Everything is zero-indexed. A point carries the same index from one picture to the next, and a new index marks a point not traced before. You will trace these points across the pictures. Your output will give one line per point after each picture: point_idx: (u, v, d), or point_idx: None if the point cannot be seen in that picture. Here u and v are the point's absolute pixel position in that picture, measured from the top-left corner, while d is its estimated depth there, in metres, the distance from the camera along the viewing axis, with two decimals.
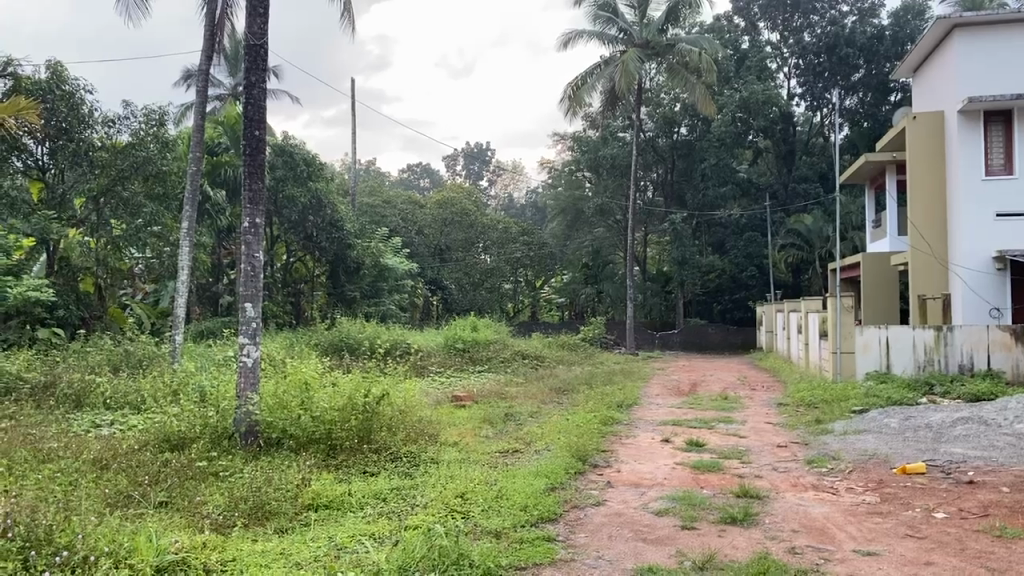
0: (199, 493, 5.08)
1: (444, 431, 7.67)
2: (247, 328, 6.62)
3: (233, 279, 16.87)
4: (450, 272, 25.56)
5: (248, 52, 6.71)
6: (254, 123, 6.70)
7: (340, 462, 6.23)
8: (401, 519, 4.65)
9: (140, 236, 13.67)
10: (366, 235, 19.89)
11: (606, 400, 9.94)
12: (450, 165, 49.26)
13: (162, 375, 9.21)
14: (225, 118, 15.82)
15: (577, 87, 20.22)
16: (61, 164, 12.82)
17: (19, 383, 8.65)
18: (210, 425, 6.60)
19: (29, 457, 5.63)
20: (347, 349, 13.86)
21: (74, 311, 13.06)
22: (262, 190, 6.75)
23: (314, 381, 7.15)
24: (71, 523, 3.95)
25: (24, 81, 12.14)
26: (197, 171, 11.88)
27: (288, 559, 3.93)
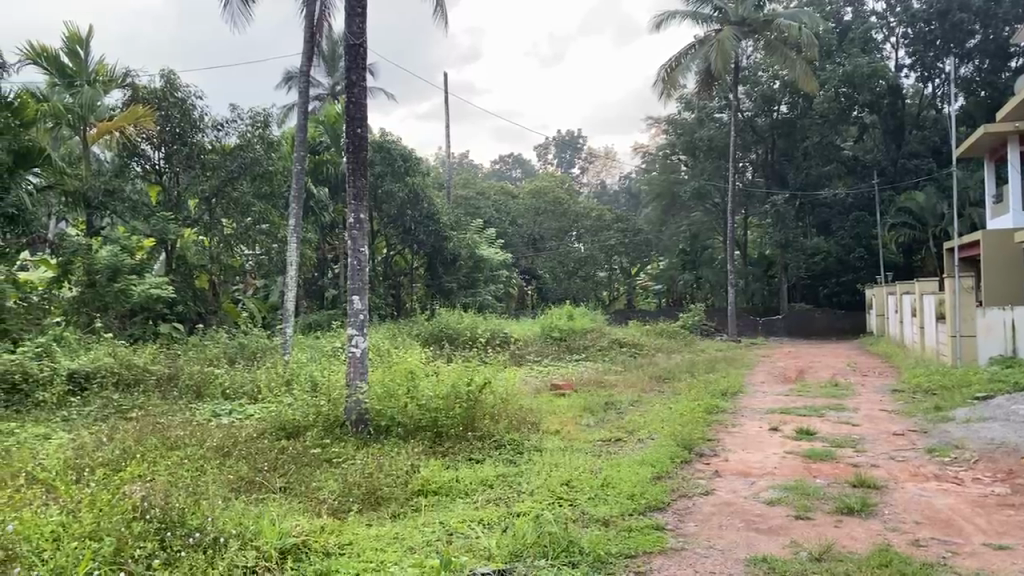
0: (315, 479, 5.30)
1: (545, 419, 7.71)
2: (355, 319, 6.87)
3: (338, 273, 17.41)
4: (544, 262, 25.60)
5: (348, 52, 6.89)
6: (356, 121, 6.88)
7: (447, 449, 6.38)
8: (509, 506, 4.71)
9: (250, 234, 14.33)
10: (461, 227, 20.23)
11: (708, 389, 9.76)
12: (542, 155, 49.22)
13: (276, 366, 9.66)
14: (326, 117, 16.33)
15: (671, 69, 19.93)
16: (175, 167, 13.65)
17: (146, 374, 9.13)
18: (323, 413, 6.87)
19: (159, 444, 5.99)
20: (448, 339, 14.10)
21: (192, 307, 13.80)
22: (365, 185, 6.94)
23: (418, 370, 7.33)
24: (201, 507, 4.17)
25: (141, 91, 13.04)
26: (301, 169, 12.27)
27: (403, 543, 4.04)
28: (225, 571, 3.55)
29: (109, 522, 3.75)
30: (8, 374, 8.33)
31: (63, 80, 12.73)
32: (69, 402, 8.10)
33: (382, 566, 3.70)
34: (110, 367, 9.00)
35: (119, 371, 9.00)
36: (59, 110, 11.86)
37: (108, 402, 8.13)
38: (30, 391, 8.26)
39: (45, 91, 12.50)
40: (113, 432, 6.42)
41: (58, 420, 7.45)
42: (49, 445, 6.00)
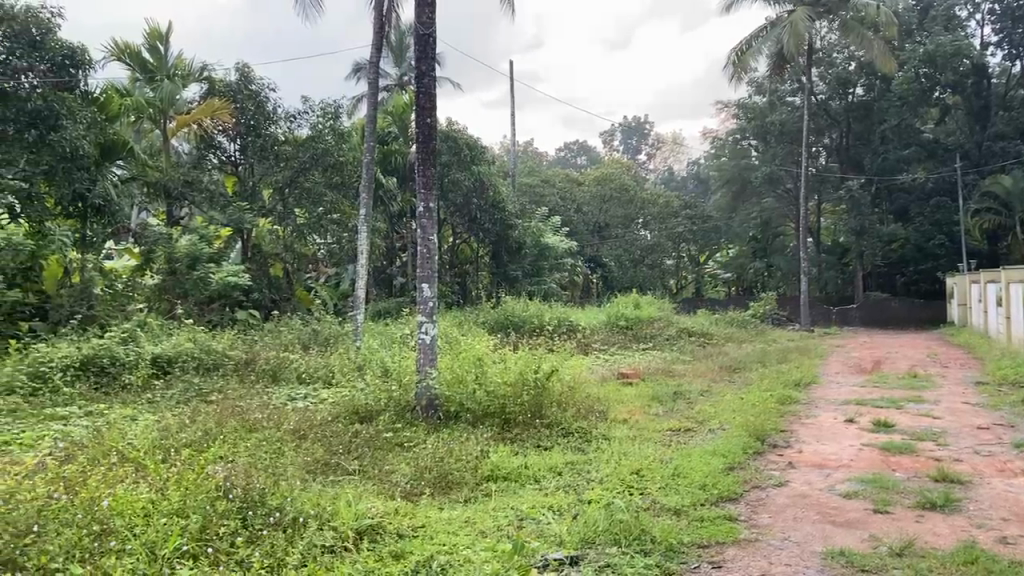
0: (387, 463, 5.41)
1: (613, 408, 7.68)
2: (425, 307, 6.96)
3: (406, 262, 17.62)
4: (609, 249, 25.40)
5: (418, 42, 6.95)
6: (425, 111, 6.95)
7: (515, 435, 6.43)
8: (578, 494, 4.72)
9: (322, 223, 14.59)
10: (526, 215, 20.28)
11: (780, 379, 9.56)
12: (608, 142, 48.78)
13: (348, 352, 9.88)
14: (394, 108, 16.57)
15: (742, 52, 19.55)
16: (251, 159, 14.03)
17: (225, 359, 9.46)
18: (394, 398, 7.01)
19: (238, 426, 6.20)
20: (513, 326, 14.17)
21: (267, 294, 14.17)
22: (435, 174, 7.01)
23: (485, 357, 7.41)
24: (280, 488, 4.31)
25: (218, 84, 13.44)
26: (371, 158, 12.42)
27: (474, 527, 4.10)
28: (304, 549, 3.67)
29: (196, 500, 3.90)
30: (97, 358, 8.72)
31: (144, 76, 13.18)
32: (152, 385, 8.45)
33: (455, 549, 3.77)
34: (190, 352, 9.35)
35: (199, 356, 9.34)
36: (142, 104, 12.56)
37: (190, 385, 8.44)
38: (117, 373, 8.62)
39: (127, 85, 13.01)
40: (196, 414, 6.67)
41: (144, 401, 7.78)
42: (138, 426, 6.29)
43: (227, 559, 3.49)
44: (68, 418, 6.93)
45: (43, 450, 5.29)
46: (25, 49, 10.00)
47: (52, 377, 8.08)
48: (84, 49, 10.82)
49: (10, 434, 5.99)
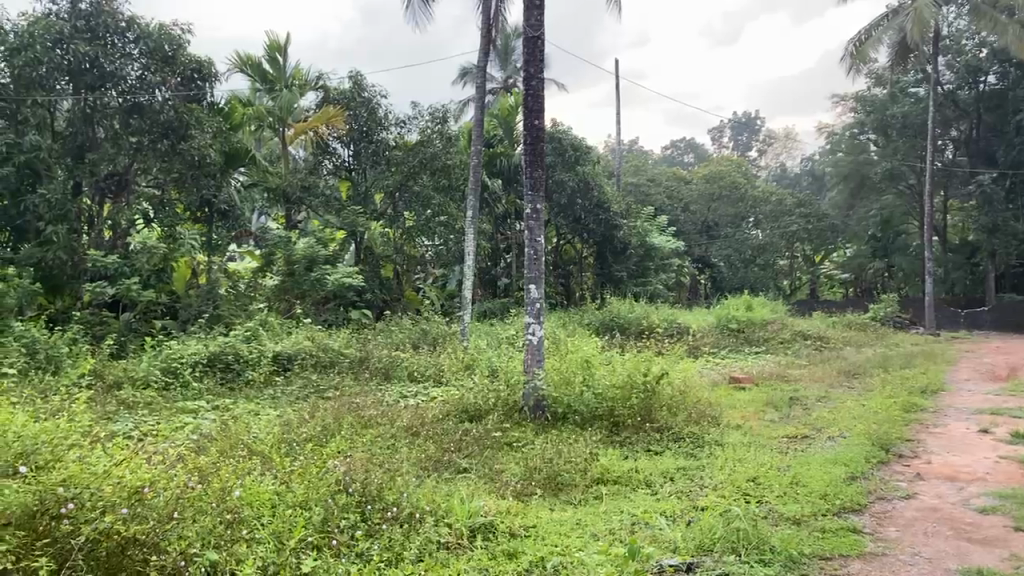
0: (496, 462, 5.48)
1: (725, 413, 7.50)
2: (532, 308, 7.01)
3: (511, 263, 17.71)
4: (718, 250, 24.93)
5: (527, 44, 6.98)
6: (534, 113, 6.99)
7: (624, 438, 6.38)
8: (692, 499, 4.64)
9: (430, 226, 14.78)
10: (632, 214, 20.04)
11: (904, 385, 9.07)
12: (716, 138, 47.69)
13: (456, 352, 10.06)
14: (499, 111, 16.70)
15: (860, 43, 18.72)
16: (363, 164, 14.61)
17: (341, 357, 9.81)
18: (502, 398, 7.08)
19: (355, 422, 6.42)
20: (619, 328, 14.08)
21: (378, 295, 14.57)
22: (543, 176, 7.05)
23: (593, 359, 7.37)
24: (396, 483, 4.43)
25: (333, 92, 14.03)
26: (479, 162, 12.55)
27: (586, 530, 4.10)
28: (421, 545, 3.77)
29: (319, 493, 4.06)
30: (222, 355, 9.21)
31: (264, 85, 13.80)
32: (273, 381, 8.88)
33: (567, 550, 3.77)
34: (309, 350, 9.75)
35: (317, 353, 9.73)
36: (262, 113, 13.16)
37: (308, 381, 8.82)
38: (240, 369, 9.09)
39: (249, 95, 13.70)
40: (315, 409, 6.96)
41: (266, 397, 8.17)
42: (261, 420, 6.61)
43: (348, 551, 3.62)
44: (198, 411, 7.35)
45: (177, 442, 5.61)
46: (158, 65, 10.65)
47: (183, 372, 8.58)
48: (211, 62, 11.44)
49: (147, 425, 6.41)
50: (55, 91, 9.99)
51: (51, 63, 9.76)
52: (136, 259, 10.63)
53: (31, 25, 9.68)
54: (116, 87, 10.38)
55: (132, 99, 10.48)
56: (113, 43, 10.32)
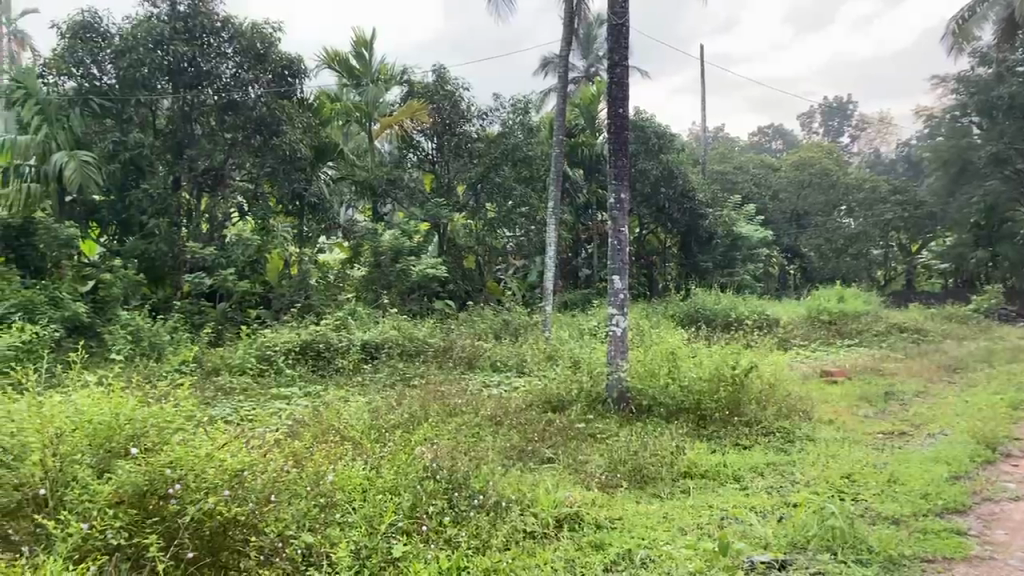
0: (581, 453, 5.47)
1: (817, 407, 7.28)
2: (615, 299, 6.96)
3: (593, 253, 17.59)
4: (808, 239, 24.25)
5: (611, 32, 6.90)
6: (618, 101, 6.91)
7: (712, 432, 6.24)
8: (783, 495, 4.53)
9: (512, 217, 14.76)
10: (719, 203, 19.62)
11: (1012, 381, 8.58)
12: (806, 124, 46.20)
13: (539, 342, 10.09)
14: (581, 100, 16.56)
15: (963, 21, 17.77)
16: (446, 157, 14.77)
17: (426, 346, 9.97)
18: (586, 389, 7.05)
19: (441, 410, 6.52)
20: (704, 320, 13.85)
21: (461, 285, 14.69)
22: (627, 165, 6.97)
23: (680, 351, 7.24)
24: (481, 472, 4.48)
25: (417, 86, 14.23)
26: (560, 152, 12.49)
27: (673, 523, 4.05)
28: (508, 533, 3.81)
29: (408, 479, 4.14)
30: (314, 343, 9.48)
31: (352, 82, 14.01)
32: (362, 369, 9.12)
33: (655, 544, 3.74)
34: (395, 339, 9.94)
35: (403, 343, 9.91)
36: (350, 108, 13.54)
37: (395, 369, 9.02)
38: (331, 357, 9.34)
39: (337, 91, 13.95)
40: (402, 397, 7.10)
41: (354, 383, 8.42)
42: (351, 406, 6.79)
43: (436, 537, 3.68)
44: (291, 397, 7.61)
45: (273, 427, 5.82)
46: (251, 63, 11.07)
47: (277, 360, 8.89)
48: (300, 59, 11.75)
49: (244, 410, 6.68)
50: (156, 91, 10.47)
51: (152, 64, 10.19)
52: (231, 251, 11.04)
53: (135, 28, 10.16)
54: (212, 86, 10.86)
55: (227, 96, 10.91)
56: (210, 43, 10.76)
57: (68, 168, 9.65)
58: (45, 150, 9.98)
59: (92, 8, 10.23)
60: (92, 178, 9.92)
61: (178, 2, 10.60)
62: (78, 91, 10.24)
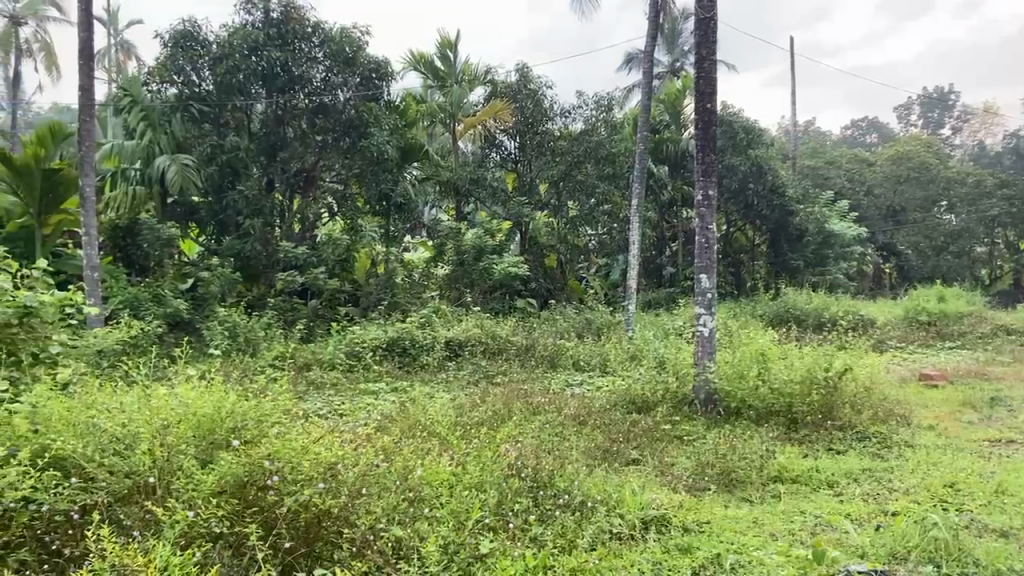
0: (667, 455, 5.41)
1: (916, 413, 6.96)
2: (703, 298, 6.87)
3: (677, 251, 17.33)
4: (906, 236, 23.10)
5: (699, 26, 6.77)
6: (705, 96, 6.77)
7: (804, 436, 6.08)
8: (881, 503, 4.36)
9: (594, 215, 14.74)
10: (810, 199, 18.97)
11: None
12: (904, 116, 44.18)
13: (623, 342, 9.98)
14: (666, 96, 16.31)
15: None
16: (529, 155, 14.80)
17: (508, 344, 10.02)
18: (671, 390, 6.99)
19: (524, 408, 6.53)
20: (795, 320, 13.45)
21: (543, 284, 14.70)
22: (715, 162, 6.82)
23: (771, 351, 6.89)
24: (567, 472, 4.47)
25: (501, 85, 14.32)
26: (644, 149, 12.34)
27: (764, 529, 3.95)
28: (594, 533, 3.80)
29: (494, 477, 4.17)
30: (400, 340, 9.66)
31: (437, 82, 14.25)
32: (445, 366, 9.25)
33: (745, 549, 3.65)
34: (478, 337, 10.03)
35: (485, 341, 9.99)
36: (435, 109, 13.82)
37: (478, 367, 9.11)
38: (416, 354, 9.51)
39: (422, 92, 14.20)
40: (485, 394, 7.17)
41: (438, 380, 8.56)
42: (435, 403, 6.88)
43: (523, 535, 3.70)
44: (378, 393, 7.78)
45: (362, 421, 5.99)
46: (340, 66, 11.28)
47: (365, 356, 9.11)
48: (387, 62, 11.93)
49: (335, 405, 6.87)
50: (251, 96, 10.89)
51: (248, 70, 10.63)
52: (322, 250, 11.40)
53: (232, 36, 10.57)
54: (304, 90, 11.15)
55: (318, 100, 11.23)
56: (301, 48, 11.04)
57: (170, 171, 10.14)
58: (149, 154, 10.56)
59: (191, 17, 10.63)
60: (192, 180, 10.37)
61: (271, 9, 10.89)
62: (180, 97, 10.71)
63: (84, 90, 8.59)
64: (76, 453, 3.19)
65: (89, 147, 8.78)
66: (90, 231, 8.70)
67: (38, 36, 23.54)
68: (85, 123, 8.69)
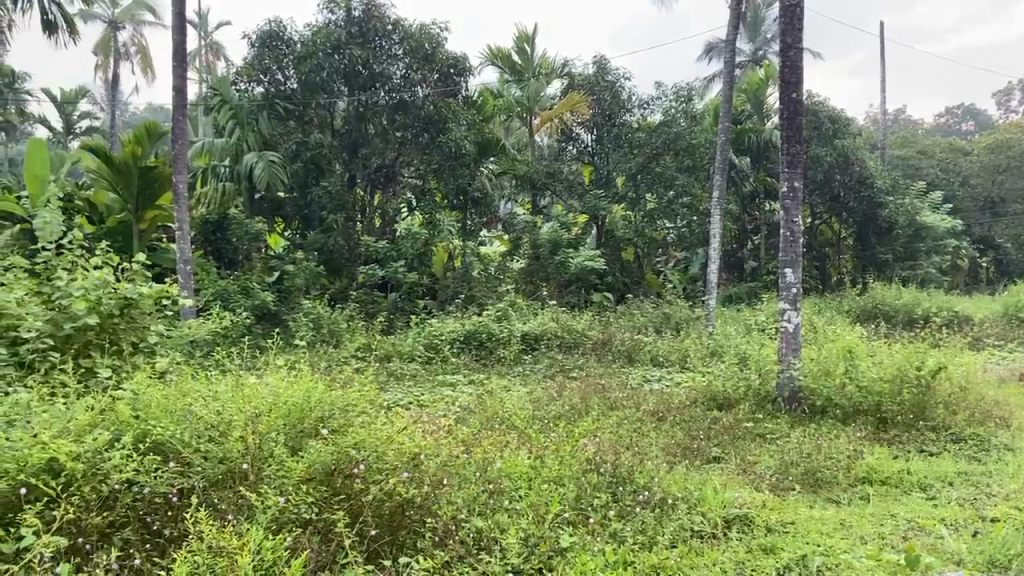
0: (750, 453, 5.30)
1: (1016, 414, 6.62)
2: (787, 293, 6.71)
3: (759, 245, 16.93)
4: (1005, 229, 21.97)
5: (784, 13, 6.59)
6: (791, 85, 6.58)
7: (894, 437, 5.86)
8: (978, 508, 4.17)
9: (673, 208, 14.35)
10: (900, 190, 18.22)
11: None
12: (1004, 102, 41.90)
13: (702, 338, 9.82)
14: (748, 85, 15.92)
15: None
16: (606, 148, 14.63)
17: (585, 339, 10.00)
18: (753, 388, 6.85)
19: (602, 403, 6.51)
20: (883, 316, 13.00)
21: (620, 278, 14.60)
22: (801, 152, 6.62)
23: (860, 348, 6.72)
24: (647, 468, 4.44)
25: (578, 78, 14.27)
26: (726, 140, 12.07)
27: (852, 531, 3.83)
28: (674, 530, 3.75)
29: (573, 471, 4.16)
30: (478, 333, 9.75)
31: (514, 76, 14.31)
32: (522, 359, 9.31)
33: (832, 551, 3.56)
34: (555, 331, 10.04)
35: (562, 335, 9.99)
36: (512, 103, 13.87)
37: (554, 361, 9.13)
38: (493, 347, 9.58)
39: (499, 87, 14.25)
40: (562, 388, 7.18)
41: (514, 373, 8.61)
42: (513, 396, 6.92)
43: (602, 530, 3.69)
44: (456, 384, 7.89)
45: (443, 412, 6.08)
46: (419, 63, 11.45)
47: (443, 349, 9.24)
48: (465, 58, 12.04)
49: (415, 396, 7.00)
50: (334, 93, 11.14)
51: (331, 68, 10.88)
52: (402, 244, 11.62)
53: (315, 35, 10.85)
54: (385, 87, 11.36)
55: (398, 97, 11.40)
56: (381, 45, 11.27)
57: (257, 167, 10.43)
58: (238, 151, 10.87)
59: (277, 17, 10.97)
60: (278, 176, 10.63)
61: (352, 8, 11.08)
62: (267, 95, 11.06)
63: (177, 90, 8.95)
64: (174, 438, 3.33)
65: (182, 145, 9.13)
66: (183, 225, 9.05)
67: (134, 40, 24.66)
68: (178, 122, 9.04)
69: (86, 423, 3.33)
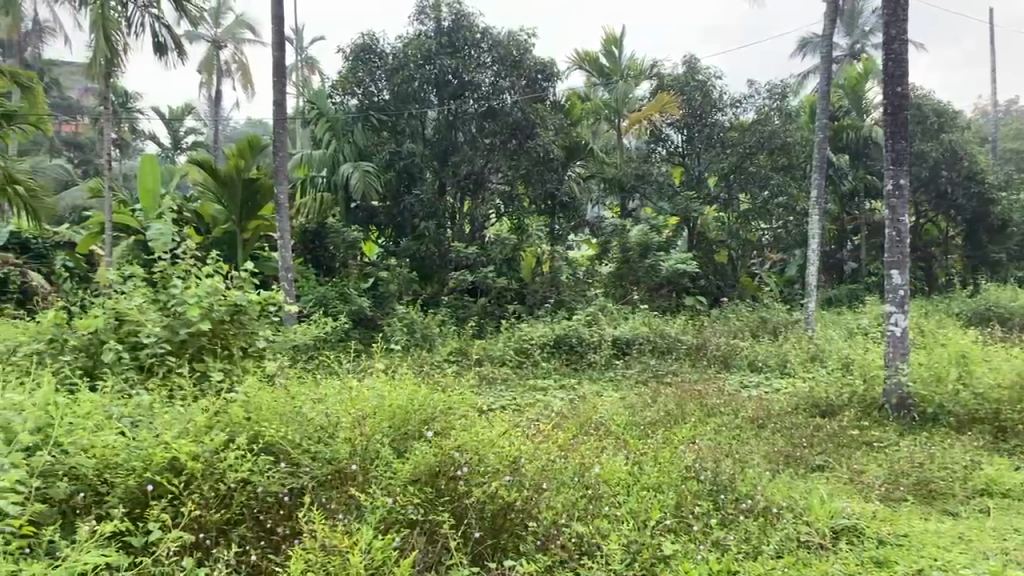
0: (857, 462, 5.11)
1: None
2: (893, 296, 6.43)
3: (860, 245, 16.28)
4: None
5: (887, 5, 6.34)
6: (896, 79, 6.32)
7: (1015, 447, 5.49)
8: None
9: (768, 208, 14.03)
10: (1015, 185, 17.17)
11: None
12: None
13: (801, 342, 9.51)
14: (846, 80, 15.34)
15: None
16: (698, 148, 14.28)
17: (679, 343, 9.82)
18: (859, 394, 6.61)
19: (698, 410, 6.38)
20: (997, 318, 12.29)
21: (713, 281, 14.33)
22: (907, 148, 6.34)
23: (973, 353, 6.53)
24: (749, 476, 4.34)
25: (667, 78, 14.05)
26: (824, 136, 11.58)
27: (973, 546, 3.64)
28: (781, 540, 3.66)
29: (672, 478, 4.11)
30: (568, 337, 9.74)
31: (602, 80, 14.35)
32: (613, 364, 9.24)
33: (951, 566, 3.40)
34: (646, 335, 9.93)
35: (654, 339, 9.87)
36: (599, 107, 14.11)
37: (647, 366, 9.04)
38: (585, 352, 9.55)
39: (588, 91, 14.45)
40: (657, 394, 7.09)
41: (606, 379, 8.56)
42: (607, 401, 6.88)
43: (705, 538, 3.61)
44: (548, 389, 7.91)
45: (537, 417, 6.10)
46: (508, 70, 11.55)
47: (534, 353, 9.27)
48: (553, 63, 12.09)
49: (509, 400, 7.05)
50: (425, 103, 11.42)
51: (422, 78, 11.22)
52: (491, 249, 11.73)
53: (407, 46, 11.17)
54: (475, 94, 11.52)
55: (487, 105, 11.52)
56: (471, 54, 11.46)
57: (353, 177, 10.73)
58: (334, 162, 11.27)
59: (369, 31, 11.32)
60: (373, 185, 10.88)
61: (442, 18, 11.39)
62: (361, 107, 11.38)
63: (278, 104, 9.32)
64: (285, 439, 3.46)
65: (283, 156, 9.50)
66: (285, 233, 9.40)
67: (237, 57, 25.85)
68: (280, 135, 9.42)
69: (204, 424, 3.49)
